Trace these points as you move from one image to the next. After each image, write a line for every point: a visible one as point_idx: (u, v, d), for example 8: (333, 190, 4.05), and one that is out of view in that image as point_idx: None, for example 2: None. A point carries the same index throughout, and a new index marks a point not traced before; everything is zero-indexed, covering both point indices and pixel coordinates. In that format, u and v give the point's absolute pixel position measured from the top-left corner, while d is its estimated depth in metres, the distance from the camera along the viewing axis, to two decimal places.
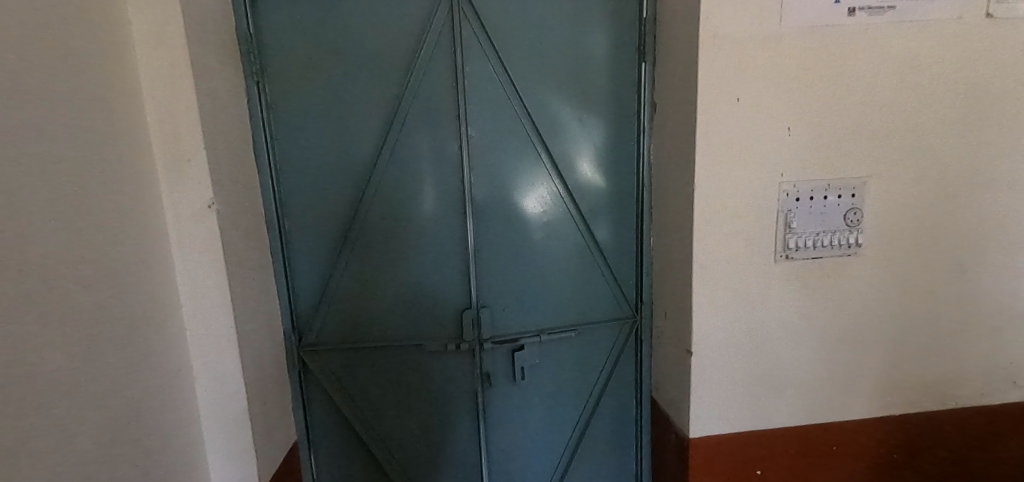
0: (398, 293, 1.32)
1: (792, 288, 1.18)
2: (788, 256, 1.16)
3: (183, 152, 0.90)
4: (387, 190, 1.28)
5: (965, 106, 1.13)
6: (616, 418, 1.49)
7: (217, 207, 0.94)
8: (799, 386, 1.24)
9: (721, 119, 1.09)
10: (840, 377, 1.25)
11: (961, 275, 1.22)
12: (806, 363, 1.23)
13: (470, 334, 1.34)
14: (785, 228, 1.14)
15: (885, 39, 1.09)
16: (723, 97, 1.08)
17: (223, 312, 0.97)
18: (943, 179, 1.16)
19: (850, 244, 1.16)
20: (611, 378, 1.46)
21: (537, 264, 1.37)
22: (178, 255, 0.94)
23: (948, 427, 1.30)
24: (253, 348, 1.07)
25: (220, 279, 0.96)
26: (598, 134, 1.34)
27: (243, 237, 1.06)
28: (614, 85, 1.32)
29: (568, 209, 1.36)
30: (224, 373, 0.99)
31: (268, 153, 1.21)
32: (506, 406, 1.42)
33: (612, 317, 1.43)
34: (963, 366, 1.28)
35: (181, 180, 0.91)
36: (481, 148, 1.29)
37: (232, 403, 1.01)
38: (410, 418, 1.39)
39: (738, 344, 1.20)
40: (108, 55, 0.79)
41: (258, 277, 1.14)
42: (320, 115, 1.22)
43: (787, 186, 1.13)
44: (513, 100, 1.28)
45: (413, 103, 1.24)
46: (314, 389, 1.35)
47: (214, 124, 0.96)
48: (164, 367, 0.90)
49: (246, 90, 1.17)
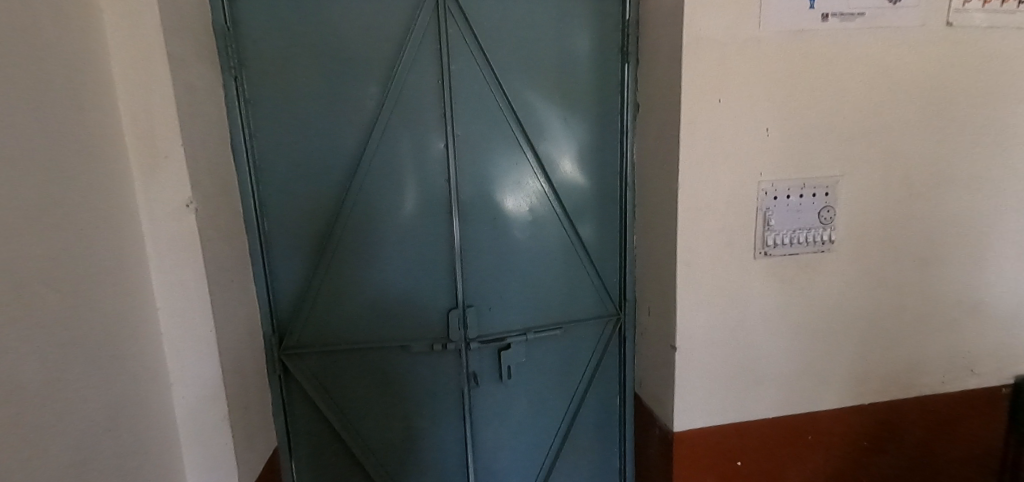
0: (382, 293, 1.30)
1: (771, 284, 1.22)
2: (766, 252, 1.20)
3: (159, 147, 0.86)
4: (372, 190, 1.26)
5: (927, 109, 1.19)
6: (600, 415, 1.51)
7: (195, 206, 0.91)
8: (776, 378, 1.28)
9: (703, 120, 1.11)
10: (815, 369, 1.30)
11: (924, 269, 1.28)
12: (784, 356, 1.27)
13: (456, 334, 1.33)
14: (764, 226, 1.18)
15: (855, 44, 1.13)
16: (705, 98, 1.10)
17: (202, 314, 0.94)
18: (908, 178, 1.22)
19: (823, 241, 1.21)
20: (596, 375, 1.48)
21: (522, 263, 1.38)
22: (154, 256, 0.90)
23: (914, 414, 1.37)
24: (233, 352, 1.04)
25: (199, 281, 0.93)
26: (583, 134, 1.35)
27: (222, 237, 1.03)
28: (597, 86, 1.34)
29: (553, 207, 1.37)
30: (203, 378, 0.96)
31: (247, 150, 1.17)
32: (492, 405, 1.42)
33: (596, 315, 1.44)
34: (927, 356, 1.35)
35: (156, 177, 0.87)
36: (466, 147, 1.28)
37: (213, 409, 0.97)
38: (395, 420, 1.38)
39: (720, 338, 1.23)
40: (78, 45, 0.75)
41: (238, 279, 1.10)
42: (302, 113, 1.19)
43: (765, 185, 1.16)
44: (499, 99, 1.29)
45: (398, 101, 1.23)
46: (296, 392, 1.31)
47: (191, 120, 0.93)
48: (139, 374, 0.86)
49: (223, 85, 1.12)
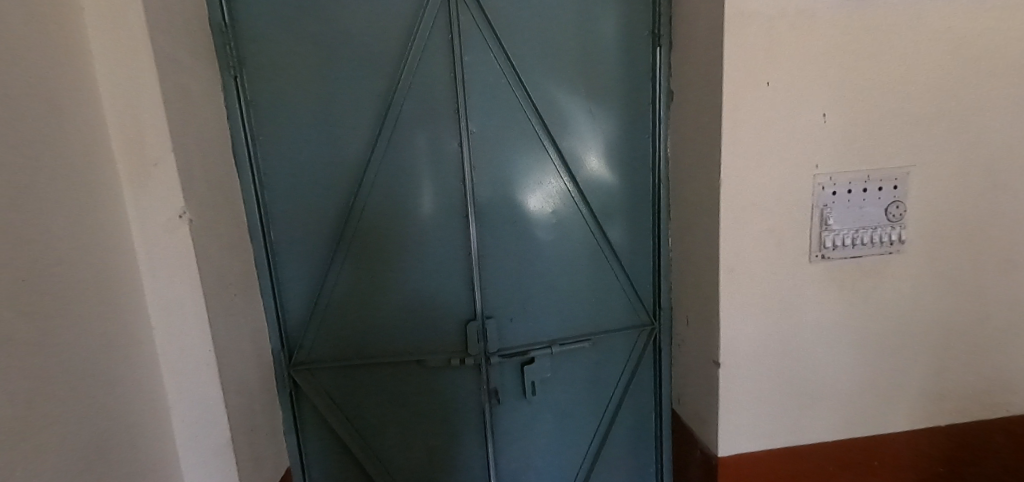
0: (397, 304, 1.22)
1: (829, 291, 1.07)
2: (824, 255, 1.05)
3: (148, 154, 0.80)
4: (383, 193, 1.17)
5: (1016, 87, 1.02)
6: (634, 433, 1.38)
7: (190, 216, 0.84)
8: (836, 397, 1.13)
9: (750, 106, 0.97)
10: (882, 386, 1.14)
11: (1011, 272, 1.11)
12: (844, 372, 1.12)
13: (475, 347, 1.23)
14: (821, 225, 1.03)
15: (930, 12, 0.97)
16: (752, 80, 0.97)
17: (200, 333, 0.87)
18: (994, 167, 1.05)
19: (892, 241, 1.05)
20: (629, 390, 1.35)
21: (546, 269, 1.27)
22: (147, 272, 0.83)
23: (998, 437, 1.19)
24: (236, 371, 0.98)
25: (195, 297, 0.86)
26: (611, 126, 1.23)
27: (222, 249, 0.96)
28: (626, 72, 1.21)
29: (579, 208, 1.26)
30: (203, 400, 0.89)
31: (251, 154, 1.10)
32: (517, 423, 1.31)
33: (628, 325, 1.32)
34: (1013, 371, 1.17)
35: (146, 187, 0.81)
36: (483, 144, 1.18)
37: (214, 433, 0.91)
38: (412, 438, 1.29)
39: (771, 353, 1.09)
40: (57, 45, 0.69)
41: (241, 293, 1.03)
42: (306, 113, 1.11)
43: (822, 178, 1.02)
44: (517, 91, 1.18)
45: (407, 97, 1.14)
46: (308, 409, 1.24)
47: (184, 124, 0.86)
48: (132, 401, 0.79)
49: (223, 84, 1.05)
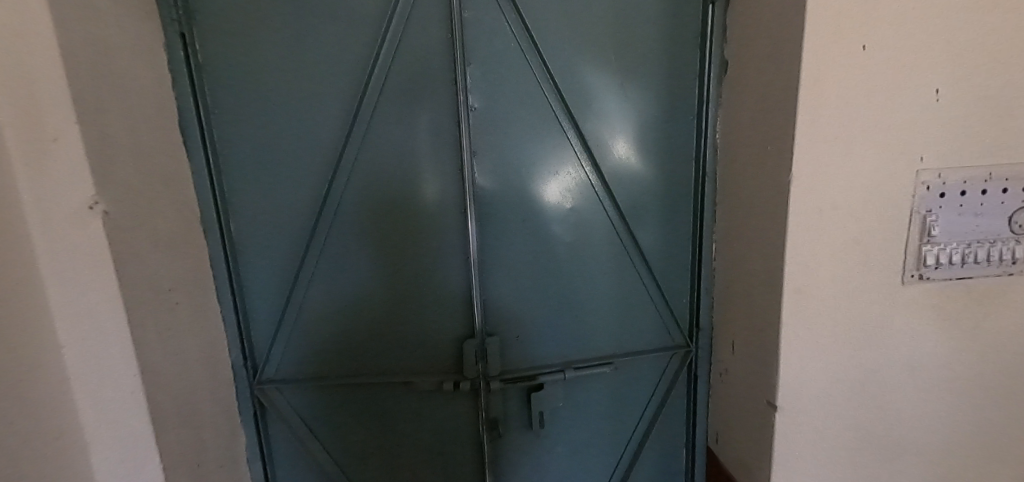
0: (380, 314, 1.03)
1: (926, 321, 0.83)
2: (921, 276, 0.81)
3: (44, 125, 0.60)
4: (363, 184, 0.97)
5: None
6: (659, 471, 1.18)
7: (103, 207, 0.66)
8: (925, 452, 0.89)
9: (839, 76, 0.73)
10: (985, 442, 0.90)
11: None
12: (938, 423, 0.88)
13: (472, 370, 1.04)
14: (921, 237, 0.79)
15: None
16: (845, 41, 0.72)
17: (122, 353, 0.70)
18: None
19: (1014, 259, 0.80)
20: (656, 423, 1.15)
21: (562, 278, 1.06)
22: (53, 277, 0.63)
23: None
24: (175, 394, 0.81)
25: (114, 309, 0.68)
26: (647, 106, 1.00)
27: (158, 248, 0.79)
28: (667, 38, 0.98)
29: (603, 205, 1.04)
30: (129, 435, 0.72)
31: (204, 132, 0.92)
32: (522, 458, 1.12)
33: (658, 347, 1.11)
34: None
35: (45, 166, 0.61)
36: (486, 125, 0.97)
37: (145, 473, 0.74)
38: (399, 469, 1.12)
39: (843, 396, 0.86)
40: None
41: (184, 298, 0.86)
42: (272, 82, 0.92)
43: (928, 176, 0.77)
44: (531, 60, 0.96)
45: (393, 63, 0.93)
46: (277, 432, 1.08)
47: (101, 89, 0.67)
48: (35, 449, 0.61)
49: (166, 43, 0.87)
